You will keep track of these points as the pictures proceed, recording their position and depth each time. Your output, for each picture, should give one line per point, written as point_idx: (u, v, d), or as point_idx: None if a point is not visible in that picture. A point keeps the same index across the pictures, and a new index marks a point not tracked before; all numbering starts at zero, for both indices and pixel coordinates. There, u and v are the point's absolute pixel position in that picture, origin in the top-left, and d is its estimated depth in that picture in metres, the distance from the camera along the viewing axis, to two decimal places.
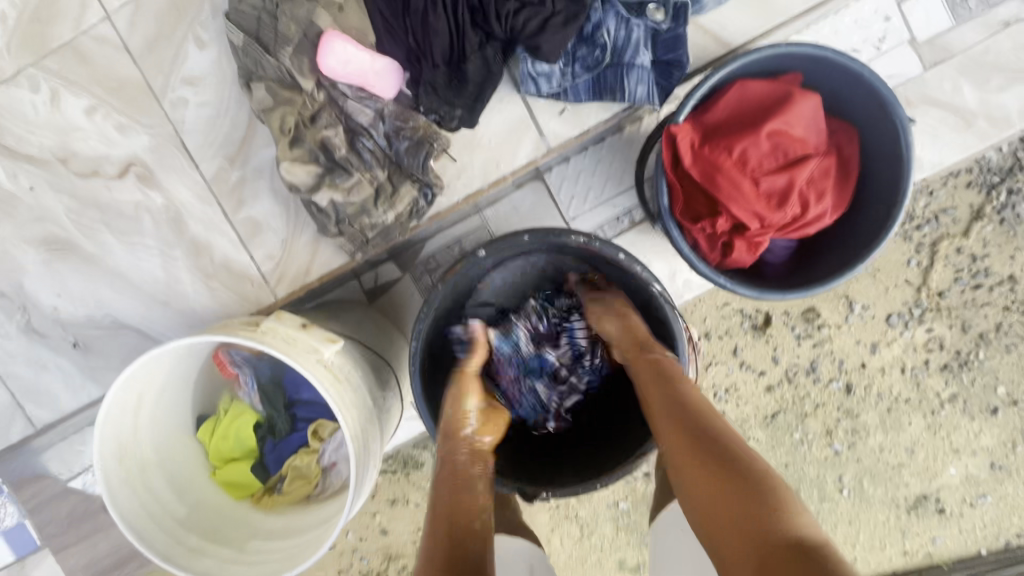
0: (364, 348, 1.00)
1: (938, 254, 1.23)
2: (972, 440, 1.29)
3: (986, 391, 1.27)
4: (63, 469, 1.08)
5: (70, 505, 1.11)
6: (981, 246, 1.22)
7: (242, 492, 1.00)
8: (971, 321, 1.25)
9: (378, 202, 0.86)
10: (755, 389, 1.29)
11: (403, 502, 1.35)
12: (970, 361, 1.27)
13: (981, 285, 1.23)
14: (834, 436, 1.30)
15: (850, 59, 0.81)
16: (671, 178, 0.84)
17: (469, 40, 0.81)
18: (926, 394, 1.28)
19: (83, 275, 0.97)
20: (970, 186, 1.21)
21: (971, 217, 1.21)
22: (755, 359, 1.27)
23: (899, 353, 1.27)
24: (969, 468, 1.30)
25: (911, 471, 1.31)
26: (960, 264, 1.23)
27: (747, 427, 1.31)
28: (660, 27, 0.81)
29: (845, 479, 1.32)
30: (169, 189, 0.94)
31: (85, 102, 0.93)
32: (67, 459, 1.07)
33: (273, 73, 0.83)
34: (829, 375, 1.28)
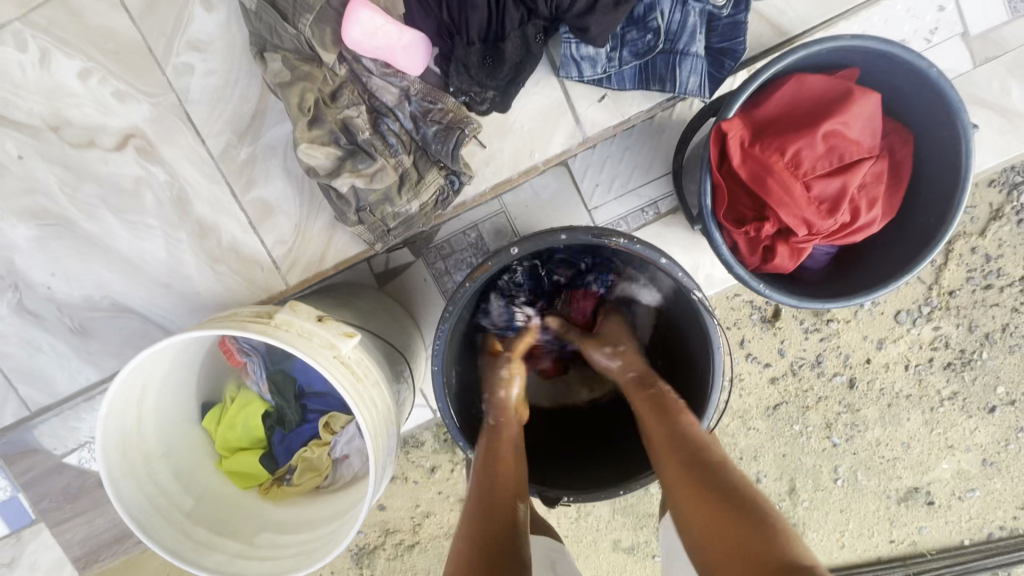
0: (380, 340, 0.94)
1: (953, 252, 1.21)
2: (967, 436, 1.29)
3: (986, 390, 1.27)
4: (58, 445, 1.04)
5: (67, 481, 1.09)
6: (995, 246, 1.20)
7: (250, 481, 0.97)
8: (979, 321, 1.24)
9: (402, 189, 0.80)
10: (759, 380, 1.27)
11: (404, 479, 1.34)
12: (973, 360, 1.26)
13: (992, 285, 1.21)
14: (833, 429, 1.30)
15: (919, 57, 0.75)
16: (716, 177, 0.79)
17: (509, 15, 0.74)
18: (927, 391, 1.28)
19: (79, 253, 0.91)
20: (991, 185, 1.18)
21: (989, 216, 1.19)
22: (763, 351, 1.25)
23: (904, 349, 1.26)
24: (961, 463, 1.31)
25: (905, 464, 1.32)
26: (973, 263, 1.20)
27: (748, 417, 1.30)
28: (720, 12, 0.77)
29: (840, 470, 1.32)
30: (172, 165, 0.87)
31: (79, 64, 0.84)
32: (61, 434, 1.03)
33: (291, 44, 0.76)
34: (833, 369, 1.27)
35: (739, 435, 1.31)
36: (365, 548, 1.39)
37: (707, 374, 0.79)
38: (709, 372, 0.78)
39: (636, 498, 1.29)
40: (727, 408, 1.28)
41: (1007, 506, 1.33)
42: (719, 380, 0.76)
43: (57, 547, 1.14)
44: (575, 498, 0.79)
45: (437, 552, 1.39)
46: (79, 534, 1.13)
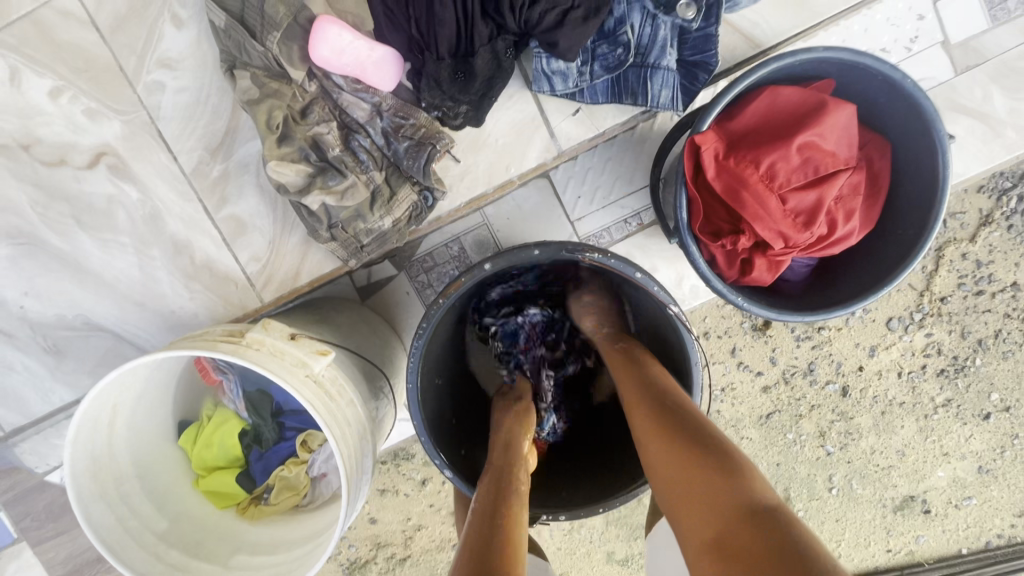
0: (357, 356, 0.93)
1: (943, 258, 1.20)
2: (963, 444, 1.28)
3: (980, 397, 1.26)
4: (39, 462, 1.02)
5: (49, 499, 1.09)
6: (986, 252, 1.19)
7: (227, 501, 0.96)
8: (971, 327, 1.23)
9: (374, 206, 0.79)
10: (751, 389, 1.26)
11: (393, 492, 1.33)
12: (967, 367, 1.24)
13: (983, 291, 1.20)
14: (827, 438, 1.29)
15: (892, 68, 0.74)
16: (691, 190, 0.78)
17: (478, 32, 0.73)
18: (921, 398, 1.26)
19: (52, 272, 0.90)
20: (979, 191, 1.17)
21: (979, 222, 1.18)
22: (753, 360, 1.24)
23: (897, 357, 1.24)
24: (957, 471, 1.29)
25: (901, 473, 1.30)
26: (963, 270, 1.19)
27: (740, 427, 1.28)
28: (690, 26, 0.75)
29: (835, 479, 1.31)
30: (145, 182, 0.86)
31: (50, 83, 0.84)
32: (42, 452, 1.01)
33: (259, 60, 0.75)
34: (826, 378, 1.26)
35: (731, 444, 1.29)
36: (356, 563, 1.37)
37: (685, 388, 0.77)
38: (687, 387, 0.77)
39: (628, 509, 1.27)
40: (718, 418, 1.27)
41: (1006, 514, 1.31)
42: (697, 394, 0.76)
43: (38, 568, 1.12)
44: (553, 517, 0.78)
45: (428, 566, 1.37)
46: (61, 553, 1.12)
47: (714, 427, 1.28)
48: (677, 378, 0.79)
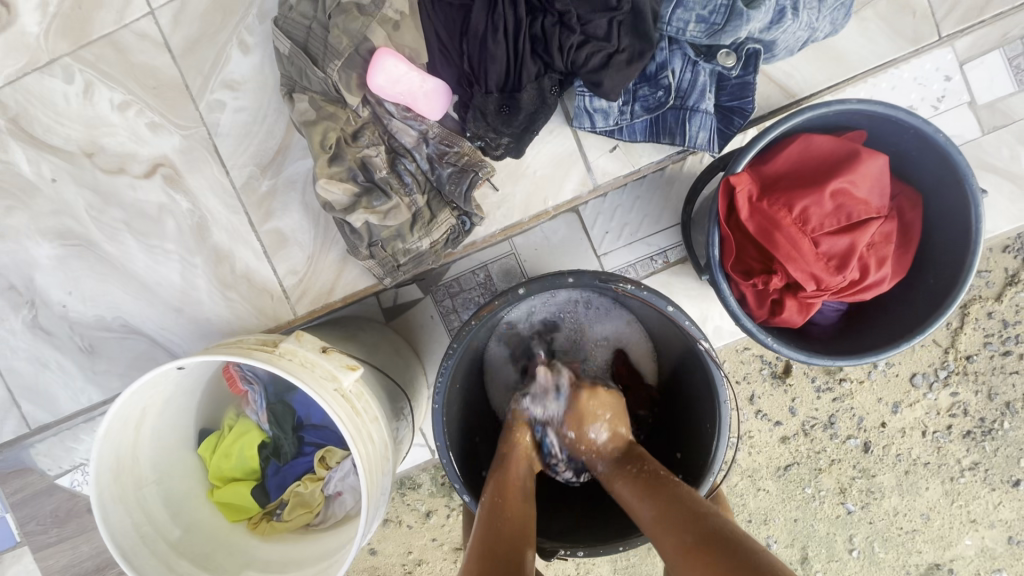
0: (382, 375, 0.94)
1: (968, 316, 1.19)
2: (991, 511, 1.23)
3: (1009, 463, 1.22)
4: (52, 465, 1.05)
5: (56, 503, 1.10)
6: (1014, 313, 1.18)
7: (240, 514, 0.95)
8: (998, 388, 1.20)
9: (414, 227, 0.82)
10: (769, 438, 1.23)
11: (396, 523, 1.30)
12: (994, 431, 1.21)
13: (1011, 352, 1.18)
14: (847, 495, 1.25)
15: (924, 122, 0.76)
16: (724, 230, 0.80)
17: (526, 69, 0.77)
18: (947, 459, 1.23)
19: (97, 274, 0.93)
20: (1006, 250, 1.16)
21: (1005, 281, 1.17)
22: (773, 409, 1.22)
23: (921, 415, 1.22)
24: (986, 540, 1.24)
25: (926, 538, 1.25)
26: (989, 329, 1.18)
27: (757, 477, 1.25)
28: (729, 73, 0.78)
29: (855, 540, 1.26)
30: (196, 194, 0.90)
31: (119, 97, 0.89)
32: (58, 454, 1.04)
33: (318, 86, 0.79)
34: (847, 432, 1.23)
35: (747, 496, 1.26)
36: None
37: (711, 425, 0.77)
38: (715, 424, 0.76)
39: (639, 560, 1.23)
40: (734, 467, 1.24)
41: None
42: (724, 432, 0.74)
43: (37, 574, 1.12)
44: (571, 553, 0.76)
45: None
46: (60, 561, 1.12)
47: (730, 476, 1.25)
48: (703, 415, 0.79)
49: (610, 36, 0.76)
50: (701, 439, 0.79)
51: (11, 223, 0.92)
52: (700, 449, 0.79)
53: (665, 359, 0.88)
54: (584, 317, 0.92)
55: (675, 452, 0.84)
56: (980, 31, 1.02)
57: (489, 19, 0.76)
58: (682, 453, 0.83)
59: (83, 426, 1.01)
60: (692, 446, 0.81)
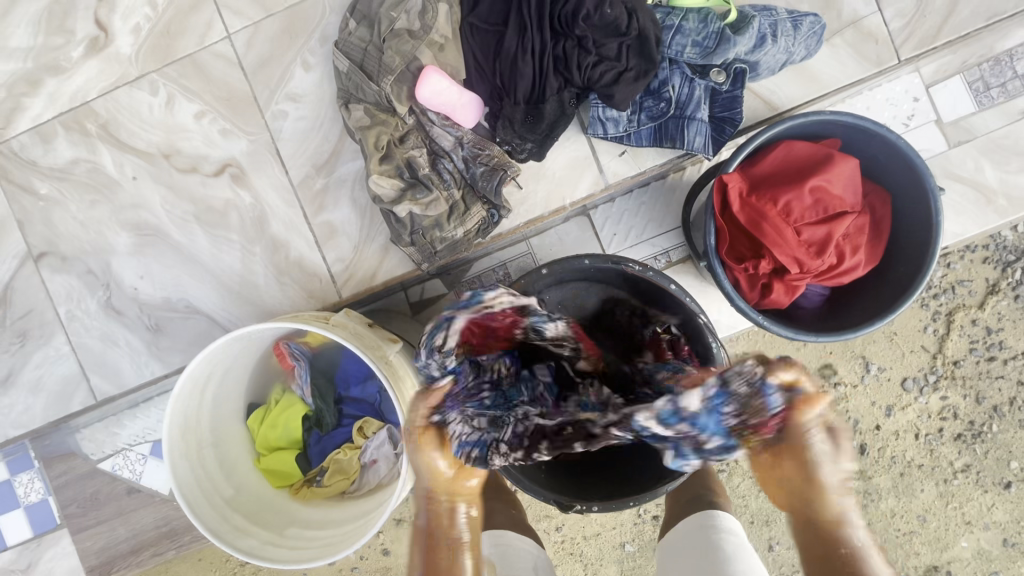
0: (416, 354, 1.05)
1: (954, 323, 1.30)
2: (985, 513, 1.31)
3: (999, 465, 1.31)
4: (96, 449, 1.15)
5: (95, 487, 1.16)
6: (995, 319, 1.29)
7: (282, 480, 1.04)
8: (985, 393, 1.31)
9: (450, 218, 0.95)
10: None
11: (408, 523, 1.38)
12: (984, 433, 1.31)
13: (995, 357, 1.29)
14: None
15: (887, 130, 0.90)
16: (719, 221, 0.92)
17: (550, 83, 0.91)
18: (940, 462, 1.32)
19: (166, 261, 1.06)
20: (985, 262, 1.28)
21: (987, 291, 1.29)
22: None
23: (914, 419, 1.31)
24: (981, 542, 1.32)
25: (923, 540, 1.33)
26: (974, 335, 1.29)
27: None
28: (720, 88, 0.92)
29: None
30: (259, 190, 1.04)
31: (196, 107, 1.04)
32: (100, 439, 1.14)
33: (372, 97, 0.94)
34: None
35: (749, 497, 1.34)
36: None
37: None
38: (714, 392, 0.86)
39: (645, 562, 1.30)
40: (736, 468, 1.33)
41: None
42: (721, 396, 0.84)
43: (73, 556, 1.18)
44: (586, 506, 0.86)
45: None
46: (97, 543, 1.18)
47: (733, 476, 1.34)
48: None
49: (621, 57, 0.89)
50: None
51: (94, 215, 1.06)
52: None
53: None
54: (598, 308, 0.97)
55: None
56: (941, 60, 1.17)
57: (520, 41, 0.90)
58: None
59: (133, 409, 1.12)
60: None
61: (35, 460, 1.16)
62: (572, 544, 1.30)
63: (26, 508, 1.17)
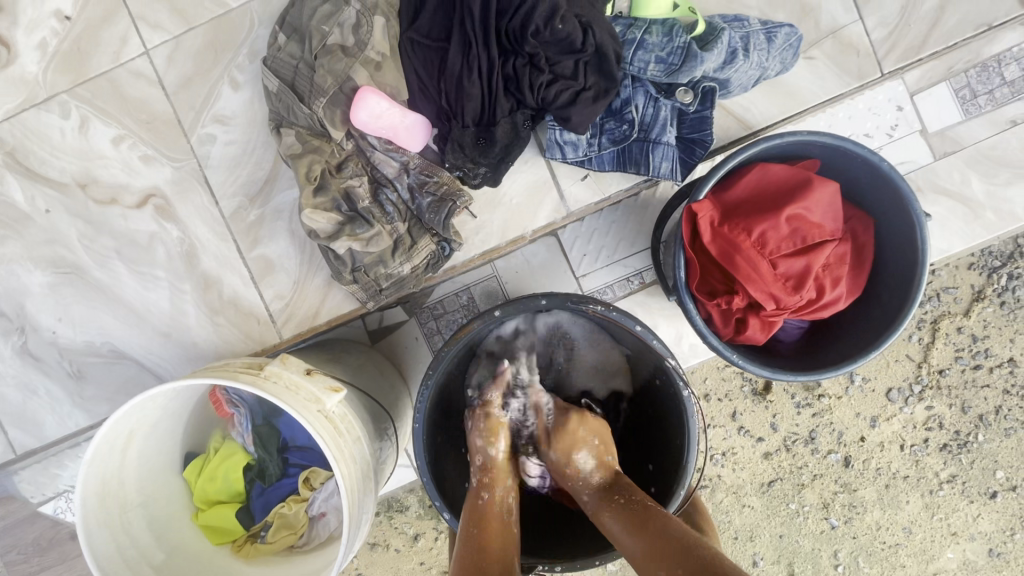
0: (365, 397, 0.96)
1: (939, 331, 1.23)
2: (971, 523, 1.26)
3: (985, 475, 1.25)
4: (35, 492, 1.05)
5: (39, 530, 1.09)
6: (981, 327, 1.23)
7: (224, 537, 0.96)
8: (971, 402, 1.25)
9: (395, 253, 0.86)
10: (752, 454, 1.26)
11: (384, 546, 1.31)
12: (970, 443, 1.25)
13: (980, 365, 1.23)
14: (831, 510, 1.27)
15: (870, 152, 0.82)
16: (689, 253, 0.84)
17: (500, 106, 0.82)
18: (925, 472, 1.26)
19: (87, 301, 0.96)
20: (970, 268, 1.22)
21: (972, 297, 1.22)
22: (754, 425, 1.25)
23: (898, 430, 1.25)
24: (968, 553, 1.27)
25: (909, 552, 1.28)
26: (959, 343, 1.23)
27: (743, 493, 1.27)
28: (688, 109, 0.84)
29: (840, 556, 1.28)
30: (187, 222, 0.94)
31: (114, 131, 0.93)
32: (40, 481, 1.04)
33: (304, 121, 0.84)
34: (827, 447, 1.26)
35: (732, 512, 1.28)
36: None
37: (682, 440, 0.80)
38: (684, 441, 0.79)
39: None
40: (719, 484, 1.27)
41: None
42: (692, 447, 0.78)
43: None
44: (549, 568, 0.79)
45: None
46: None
47: (716, 492, 1.28)
48: (674, 430, 0.82)
49: (578, 75, 0.81)
50: (670, 456, 0.83)
51: (5, 252, 0.95)
52: (669, 465, 0.83)
53: (640, 382, 0.90)
54: (564, 337, 0.92)
55: (647, 465, 0.88)
56: (926, 67, 1.10)
57: (465, 59, 0.81)
58: (654, 466, 0.86)
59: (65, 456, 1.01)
60: (666, 461, 0.84)
61: None
62: None
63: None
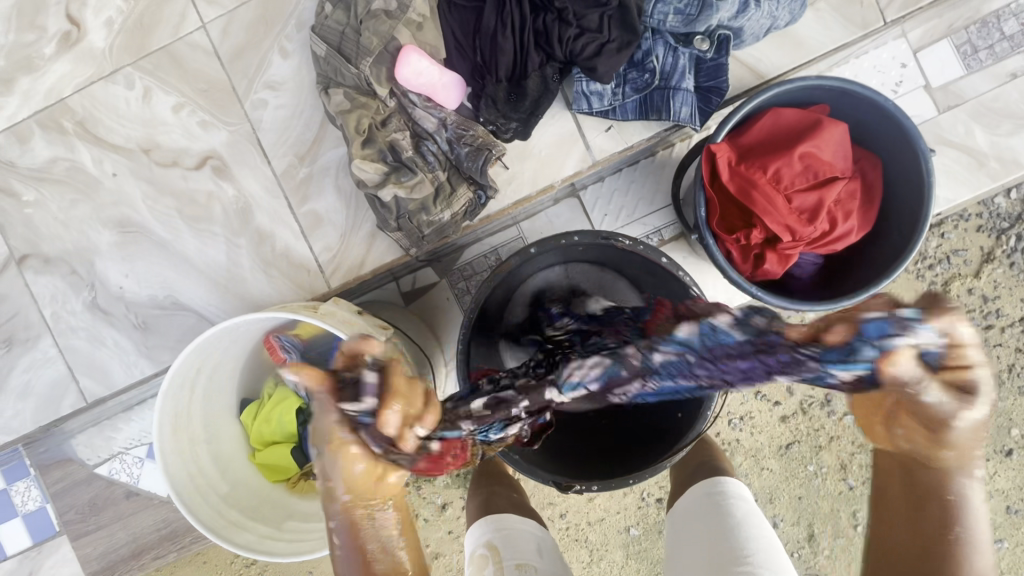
0: (410, 341, 1.02)
1: (951, 294, 1.25)
2: (988, 481, 1.30)
3: (1001, 433, 1.29)
4: (91, 454, 1.11)
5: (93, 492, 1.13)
6: (992, 288, 1.25)
7: (280, 474, 1.04)
8: (985, 361, 1.28)
9: (436, 201, 0.93)
10: (770, 419, 1.31)
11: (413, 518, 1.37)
12: None
13: (993, 326, 1.26)
14: (848, 471, 1.31)
15: (876, 93, 0.88)
16: (709, 192, 0.91)
17: (531, 59, 0.89)
18: None
19: (150, 256, 1.04)
20: (980, 231, 1.24)
21: (983, 259, 1.25)
22: (772, 389, 1.30)
23: None
24: (986, 511, 1.30)
25: None
26: (971, 305, 1.25)
27: (761, 457, 1.32)
28: (705, 56, 0.91)
29: (860, 516, 1.32)
30: (242, 182, 1.02)
31: (174, 99, 1.02)
32: (97, 444, 1.11)
33: (352, 81, 0.92)
34: (844, 409, 1.30)
35: (752, 475, 1.33)
36: None
37: None
38: None
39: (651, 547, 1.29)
40: (738, 448, 1.31)
41: None
42: None
43: (73, 564, 1.15)
44: (586, 488, 0.85)
45: None
46: (98, 548, 1.15)
47: (735, 457, 1.32)
48: None
49: (602, 28, 0.88)
50: None
51: (75, 214, 1.04)
52: (693, 390, 0.88)
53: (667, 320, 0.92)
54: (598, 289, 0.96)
55: None
56: (927, 24, 1.16)
57: (499, 16, 0.88)
58: (679, 394, 0.92)
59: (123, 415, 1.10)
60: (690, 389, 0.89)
61: (30, 467, 1.13)
62: (578, 531, 1.29)
63: (23, 516, 1.14)
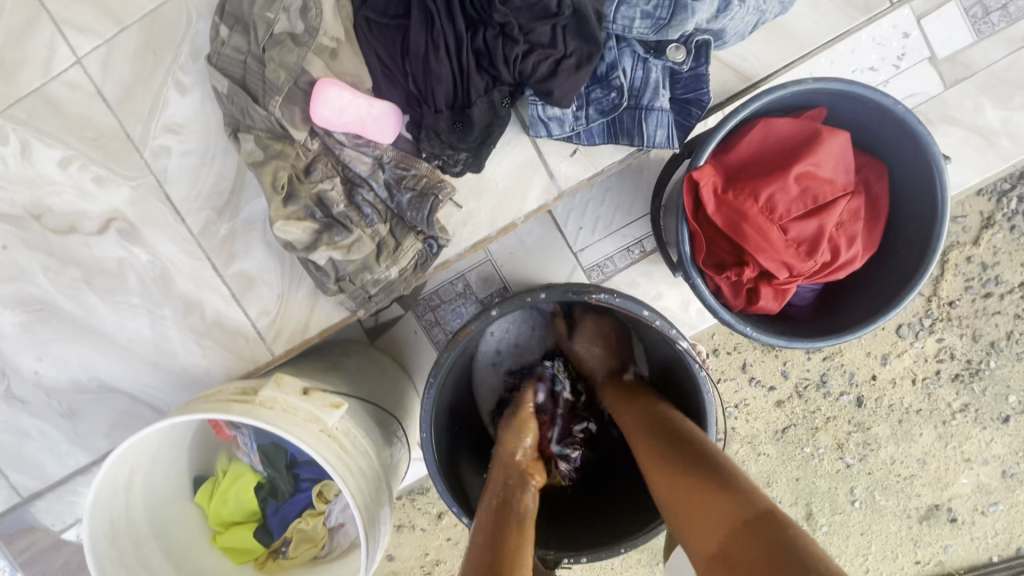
0: (372, 406, 0.89)
1: (948, 262, 1.16)
2: (984, 448, 1.21)
3: (997, 400, 1.19)
4: (56, 520, 0.98)
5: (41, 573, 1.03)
6: (991, 254, 1.15)
7: (244, 557, 0.95)
8: (982, 329, 1.17)
9: (379, 257, 0.80)
10: (765, 403, 1.21)
11: (409, 527, 1.26)
12: (981, 370, 1.19)
13: (991, 293, 1.16)
14: (845, 450, 1.22)
15: (882, 96, 0.75)
16: (693, 224, 0.79)
17: (474, 83, 0.74)
18: (938, 404, 1.20)
19: (64, 337, 0.91)
20: (979, 194, 1.14)
21: (981, 224, 1.15)
22: (765, 374, 1.20)
23: (909, 363, 1.19)
24: (981, 477, 1.22)
25: (924, 481, 1.23)
26: (969, 273, 1.15)
27: (756, 442, 1.22)
28: (680, 68, 0.77)
29: (857, 492, 1.23)
30: (155, 245, 0.88)
31: (60, 153, 0.86)
32: (58, 510, 0.97)
33: (262, 124, 0.77)
34: (839, 389, 1.20)
35: (749, 461, 1.23)
36: None
37: (699, 420, 0.76)
38: (703, 417, 0.75)
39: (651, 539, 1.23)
40: (733, 435, 1.21)
41: None
42: (710, 418, 0.74)
43: None
44: (575, 560, 0.74)
45: None
46: None
47: (729, 444, 1.23)
48: (688, 406, 0.79)
49: (556, 42, 0.73)
50: None
51: None
52: None
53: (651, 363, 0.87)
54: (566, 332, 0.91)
55: None
56: None
57: (429, 36, 0.73)
58: None
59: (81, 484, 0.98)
60: None
61: None
62: None
63: None
